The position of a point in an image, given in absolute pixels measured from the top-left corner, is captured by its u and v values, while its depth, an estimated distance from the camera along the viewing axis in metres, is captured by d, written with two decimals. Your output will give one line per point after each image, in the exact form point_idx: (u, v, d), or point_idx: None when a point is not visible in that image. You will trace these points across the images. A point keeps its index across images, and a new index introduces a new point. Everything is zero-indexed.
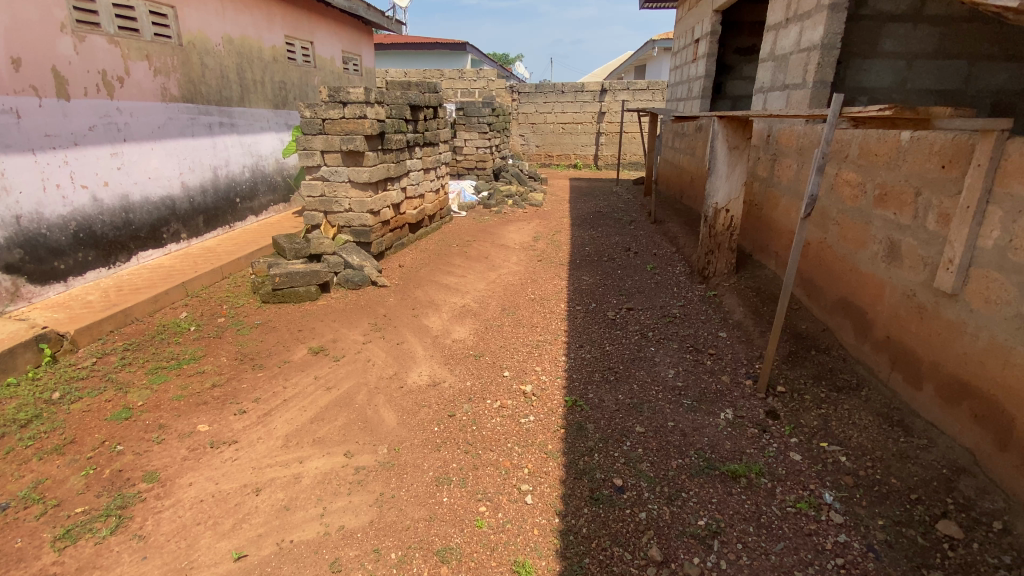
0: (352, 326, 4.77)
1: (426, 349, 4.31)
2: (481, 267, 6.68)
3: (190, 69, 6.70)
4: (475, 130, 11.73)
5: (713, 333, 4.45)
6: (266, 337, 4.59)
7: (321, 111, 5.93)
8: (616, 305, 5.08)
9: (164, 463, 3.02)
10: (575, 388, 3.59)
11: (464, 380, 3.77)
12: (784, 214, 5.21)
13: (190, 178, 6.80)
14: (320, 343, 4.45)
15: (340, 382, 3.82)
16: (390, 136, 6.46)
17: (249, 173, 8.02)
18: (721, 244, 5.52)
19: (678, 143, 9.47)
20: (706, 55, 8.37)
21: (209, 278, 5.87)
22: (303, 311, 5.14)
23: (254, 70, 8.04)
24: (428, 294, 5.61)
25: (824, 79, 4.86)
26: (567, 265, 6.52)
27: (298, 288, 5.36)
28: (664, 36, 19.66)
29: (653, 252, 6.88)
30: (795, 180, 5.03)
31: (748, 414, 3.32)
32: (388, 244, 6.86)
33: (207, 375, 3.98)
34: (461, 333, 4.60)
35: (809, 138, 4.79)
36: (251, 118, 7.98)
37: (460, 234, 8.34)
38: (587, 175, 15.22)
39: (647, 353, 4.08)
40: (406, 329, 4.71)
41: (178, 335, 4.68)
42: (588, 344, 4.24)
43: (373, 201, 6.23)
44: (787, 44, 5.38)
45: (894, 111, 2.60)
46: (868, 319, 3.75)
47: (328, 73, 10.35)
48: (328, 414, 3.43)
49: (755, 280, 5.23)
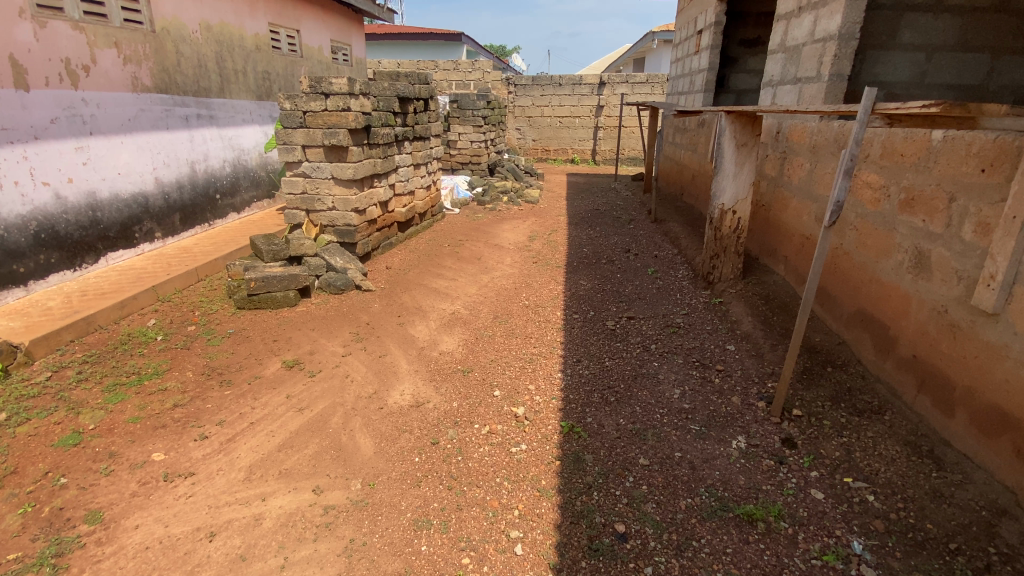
0: (331, 337, 4.42)
1: (411, 363, 3.98)
2: (473, 269, 6.34)
3: (164, 57, 6.30)
4: (469, 123, 11.35)
5: (720, 345, 4.14)
6: (237, 349, 4.24)
7: (301, 103, 5.54)
8: (616, 314, 4.75)
9: (110, 501, 2.70)
10: (571, 411, 3.27)
11: (450, 401, 3.44)
12: (796, 217, 4.89)
13: (165, 173, 6.42)
14: (295, 356, 4.11)
15: (313, 403, 3.47)
16: (376, 130, 6.08)
17: (230, 168, 7.63)
18: (728, 248, 5.20)
19: (679, 138, 9.13)
20: (710, 46, 8.01)
21: (182, 281, 5.51)
22: (280, 319, 4.78)
23: (236, 59, 7.63)
24: (416, 300, 5.27)
25: (841, 71, 4.52)
26: (563, 268, 6.18)
27: (276, 293, 5.00)
28: (663, 28, 19.24)
29: (654, 254, 6.54)
30: (808, 181, 4.71)
31: (763, 442, 3.01)
32: (374, 244, 6.49)
33: (169, 393, 3.63)
34: (450, 344, 4.26)
35: (824, 135, 4.47)
36: (231, 110, 7.58)
37: (452, 233, 7.98)
38: (585, 170, 14.84)
39: (650, 369, 3.75)
40: (390, 340, 4.37)
41: (144, 346, 4.33)
42: (587, 359, 3.90)
43: (358, 199, 5.87)
44: (800, 35, 5.04)
45: (941, 109, 2.26)
46: (891, 334, 3.45)
47: (316, 63, 9.93)
48: (297, 441, 3.10)
49: (763, 288, 4.92)
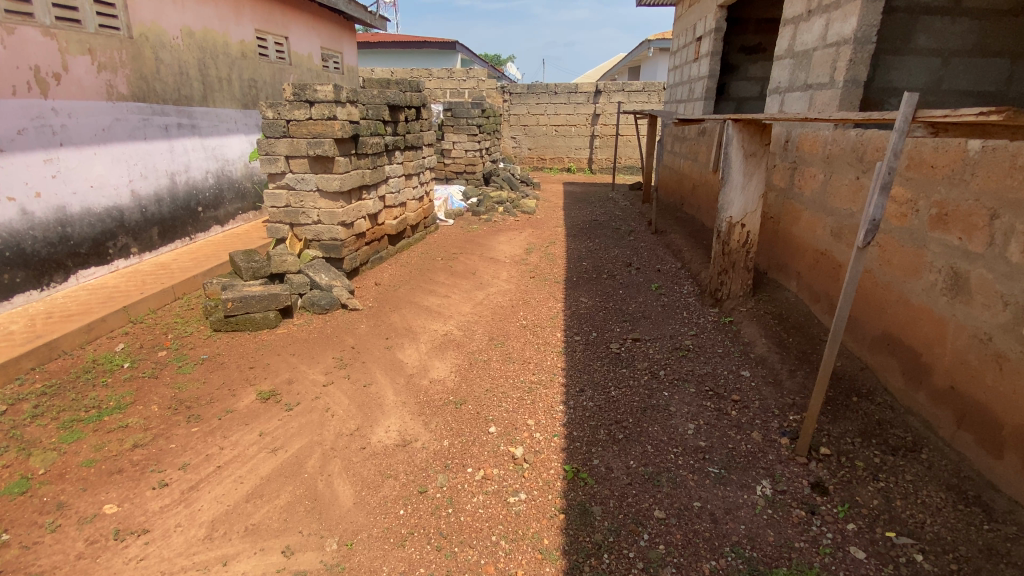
0: (312, 363, 4.08)
1: (398, 394, 3.63)
2: (468, 285, 6.02)
3: (142, 64, 5.99)
4: (463, 132, 11.08)
5: (734, 371, 3.83)
6: (209, 378, 3.89)
7: (284, 111, 5.23)
8: (620, 334, 4.43)
9: (53, 563, 2.35)
10: (575, 452, 2.94)
11: (440, 439, 3.10)
12: (809, 230, 4.61)
13: (143, 186, 6.08)
14: (272, 386, 3.77)
15: (288, 442, 3.14)
16: (364, 139, 5.77)
17: (214, 179, 7.29)
18: (737, 263, 4.90)
19: (680, 146, 8.89)
20: (710, 53, 7.78)
21: (158, 300, 5.17)
22: (258, 343, 4.43)
23: (220, 66, 7.32)
24: (405, 319, 4.93)
25: (856, 77, 4.26)
26: (562, 283, 5.87)
27: (255, 314, 4.65)
28: (658, 36, 19.15)
29: (657, 268, 6.24)
30: (822, 193, 4.43)
31: (791, 489, 2.69)
32: (363, 259, 6.16)
33: (130, 432, 3.27)
34: (441, 371, 3.93)
35: (839, 144, 4.20)
36: (215, 119, 7.26)
37: (445, 245, 7.67)
38: (581, 179, 14.61)
39: (660, 400, 3.43)
40: (377, 366, 4.02)
41: (108, 374, 3.97)
42: (590, 388, 3.57)
43: (344, 212, 5.54)
44: (810, 39, 4.79)
45: (1003, 117, 1.96)
46: (924, 362, 3.16)
47: (305, 71, 9.64)
48: (268, 489, 2.76)
49: (776, 307, 4.63)
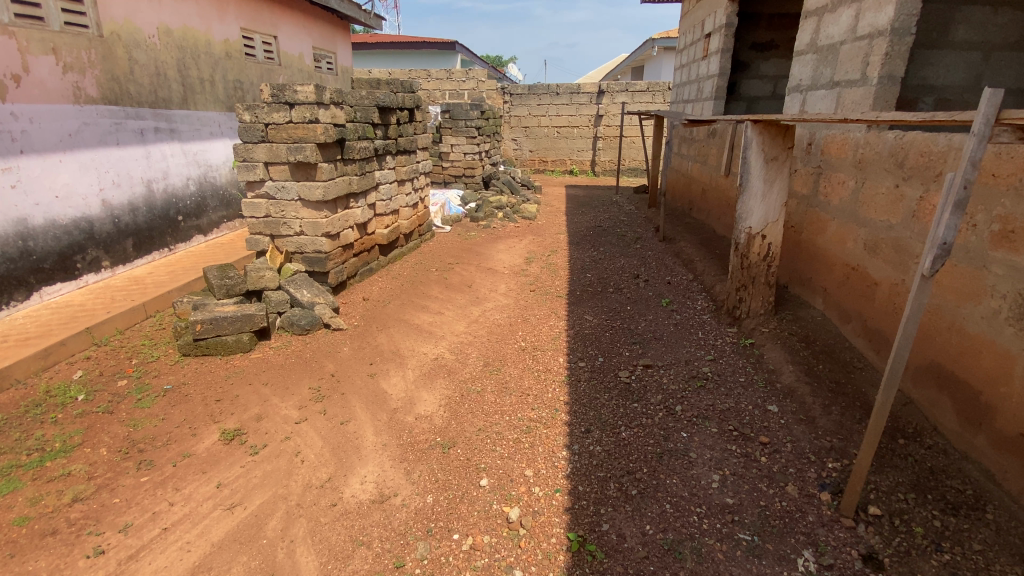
0: (285, 396, 3.65)
1: (378, 435, 3.19)
2: (463, 299, 5.59)
3: (114, 65, 5.60)
4: (462, 134, 10.67)
5: (760, 405, 3.39)
6: (170, 414, 3.47)
7: (262, 114, 4.82)
8: (629, 360, 3.99)
9: None
10: (581, 512, 2.52)
11: (422, 495, 2.68)
12: (838, 242, 4.17)
13: (115, 195, 5.67)
14: (237, 424, 3.35)
15: (248, 497, 2.72)
16: (351, 144, 5.36)
17: (196, 186, 6.88)
18: (757, 278, 4.46)
19: (688, 148, 8.43)
20: (721, 50, 7.34)
21: (126, 319, 4.76)
22: (229, 370, 4.00)
23: (202, 67, 6.92)
24: (393, 341, 4.50)
25: (892, 72, 3.81)
26: (565, 298, 5.44)
27: (227, 336, 4.23)
28: (662, 35, 18.68)
29: (667, 280, 5.80)
30: (853, 202, 3.99)
31: (838, 563, 2.26)
32: (351, 272, 5.72)
33: (71, 482, 2.86)
34: (428, 405, 3.49)
35: (873, 148, 3.76)
36: (197, 123, 6.86)
37: (441, 254, 7.24)
38: (584, 182, 14.17)
39: (678, 443, 2.99)
40: (357, 398, 3.60)
41: (60, 410, 3.54)
42: (597, 429, 3.13)
43: (329, 222, 5.12)
44: (836, 32, 4.36)
45: None
46: (984, 402, 2.72)
47: (296, 72, 9.25)
48: (218, 560, 2.35)
49: (801, 328, 4.19)
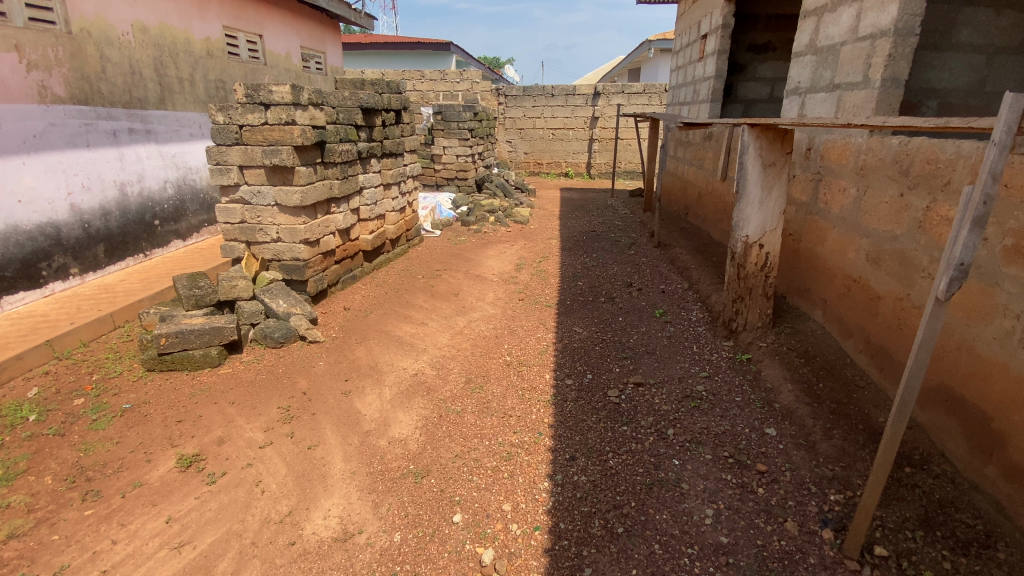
0: (251, 416, 3.42)
1: (347, 462, 2.97)
2: (449, 308, 5.36)
3: (83, 63, 5.37)
4: (454, 136, 10.45)
5: (757, 428, 3.18)
6: (125, 437, 3.24)
7: (236, 115, 4.60)
8: (619, 377, 3.77)
9: None
10: (562, 554, 2.30)
11: (389, 532, 2.46)
12: (838, 252, 3.98)
13: (85, 199, 5.43)
14: (197, 448, 3.13)
15: (199, 535, 2.50)
16: (331, 146, 5.13)
17: (174, 189, 6.63)
18: (754, 289, 4.25)
19: (684, 151, 8.23)
20: (717, 52, 7.15)
21: (91, 330, 4.52)
22: (194, 388, 3.76)
23: (181, 66, 6.68)
24: (372, 355, 4.27)
25: (895, 75, 3.62)
26: (555, 308, 5.22)
27: (194, 351, 3.99)
28: (659, 36, 18.51)
29: (661, 289, 5.60)
30: (854, 211, 3.79)
31: None
32: (332, 279, 5.49)
33: (8, 516, 2.63)
34: (404, 427, 3.26)
35: (876, 155, 3.57)
36: (175, 124, 6.61)
37: (429, 261, 7.01)
38: (579, 185, 13.96)
39: (669, 473, 2.77)
40: (328, 419, 3.37)
41: (8, 431, 3.30)
42: (583, 456, 2.91)
43: (307, 229, 4.88)
44: (837, 33, 4.16)
45: None
46: (995, 430, 2.52)
47: (283, 72, 9.02)
48: None
49: (800, 343, 3.99)
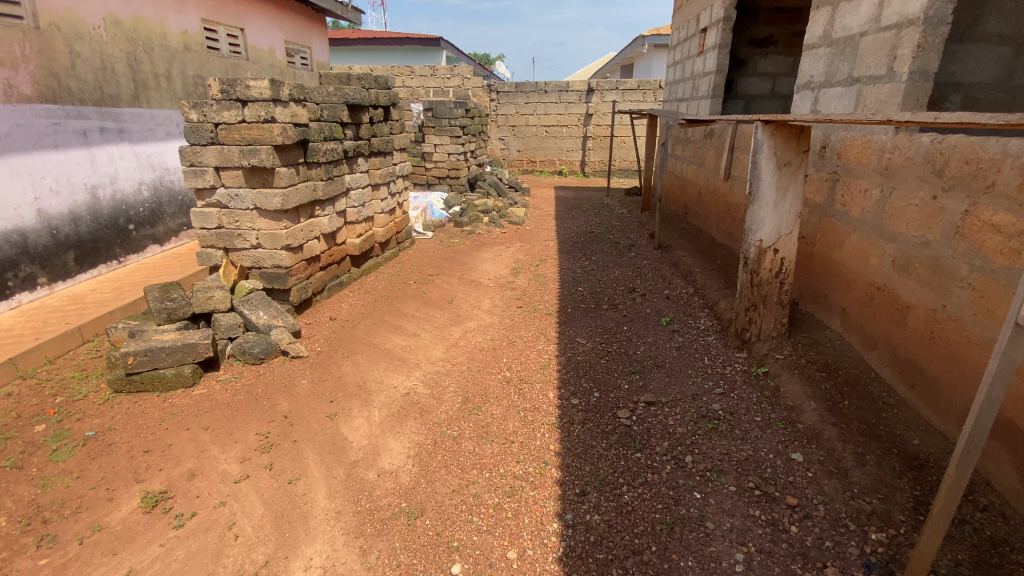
0: (227, 444, 3.10)
1: (332, 499, 2.67)
2: (442, 318, 5.05)
3: (52, 59, 4.99)
4: (446, 134, 10.11)
5: (781, 453, 2.91)
6: (87, 471, 2.88)
7: (210, 112, 4.24)
8: (628, 395, 3.48)
9: None
10: None
11: None
12: (859, 258, 3.71)
13: (53, 203, 5.05)
14: (165, 484, 2.79)
15: None
16: (315, 145, 4.80)
17: (149, 191, 6.25)
18: (768, 297, 3.98)
19: (684, 149, 7.97)
20: (718, 45, 6.86)
21: (57, 346, 4.13)
22: (166, 412, 3.42)
23: (156, 60, 6.29)
24: (359, 371, 3.95)
25: (924, 68, 3.36)
26: (556, 317, 4.93)
27: (166, 370, 3.66)
28: (653, 32, 18.23)
29: (665, 294, 5.33)
30: (877, 214, 3.53)
31: None
32: (317, 287, 5.17)
33: None
34: (395, 457, 2.97)
35: (903, 153, 3.30)
36: (150, 122, 6.24)
37: (421, 265, 6.70)
38: (574, 184, 13.68)
39: (691, 509, 2.50)
40: (312, 447, 3.07)
41: None
42: (595, 490, 2.63)
43: (290, 234, 4.55)
44: (856, 23, 3.89)
45: None
46: None
47: (266, 67, 8.63)
48: None
49: (819, 355, 3.72)
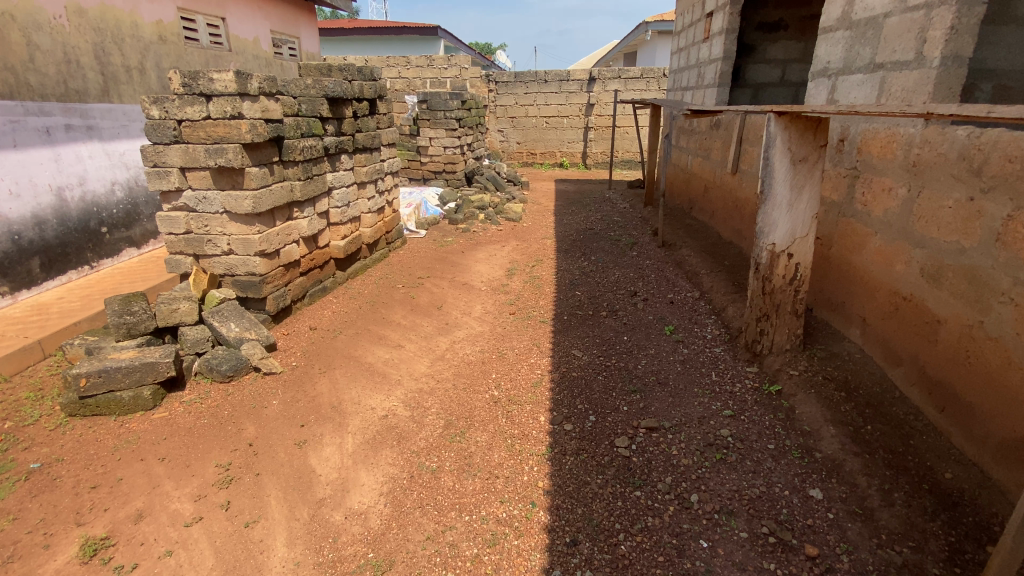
0: (182, 479, 2.81)
1: (291, 547, 2.37)
2: (430, 326, 4.73)
3: (6, 51, 4.67)
4: (441, 126, 9.72)
5: (798, 489, 2.59)
6: (25, 512, 2.60)
7: (173, 108, 3.91)
8: (628, 420, 3.16)
9: None
10: None
11: None
12: (882, 263, 3.36)
13: (14, 207, 4.74)
14: (107, 529, 2.50)
15: None
16: (290, 143, 4.47)
17: (123, 192, 5.94)
18: (781, 306, 3.63)
19: (688, 141, 7.56)
20: (724, 31, 6.47)
21: (13, 363, 3.84)
22: (120, 440, 3.13)
23: (128, 52, 5.96)
24: (336, 390, 3.65)
25: (958, 53, 2.98)
26: (550, 325, 4.61)
27: (122, 393, 3.36)
28: (657, 19, 17.70)
29: (668, 299, 4.98)
30: (903, 215, 3.17)
31: None
32: (297, 293, 4.85)
33: None
34: (366, 494, 2.67)
35: (933, 148, 2.94)
36: (122, 118, 5.90)
37: (411, 266, 6.37)
38: (575, 177, 13.28)
39: (696, 562, 2.19)
40: (275, 483, 2.77)
41: None
42: (587, 538, 2.33)
43: (263, 239, 4.22)
44: (878, 3, 3.51)
45: None
46: None
47: (251, 59, 8.28)
48: None
49: (838, 370, 3.38)
